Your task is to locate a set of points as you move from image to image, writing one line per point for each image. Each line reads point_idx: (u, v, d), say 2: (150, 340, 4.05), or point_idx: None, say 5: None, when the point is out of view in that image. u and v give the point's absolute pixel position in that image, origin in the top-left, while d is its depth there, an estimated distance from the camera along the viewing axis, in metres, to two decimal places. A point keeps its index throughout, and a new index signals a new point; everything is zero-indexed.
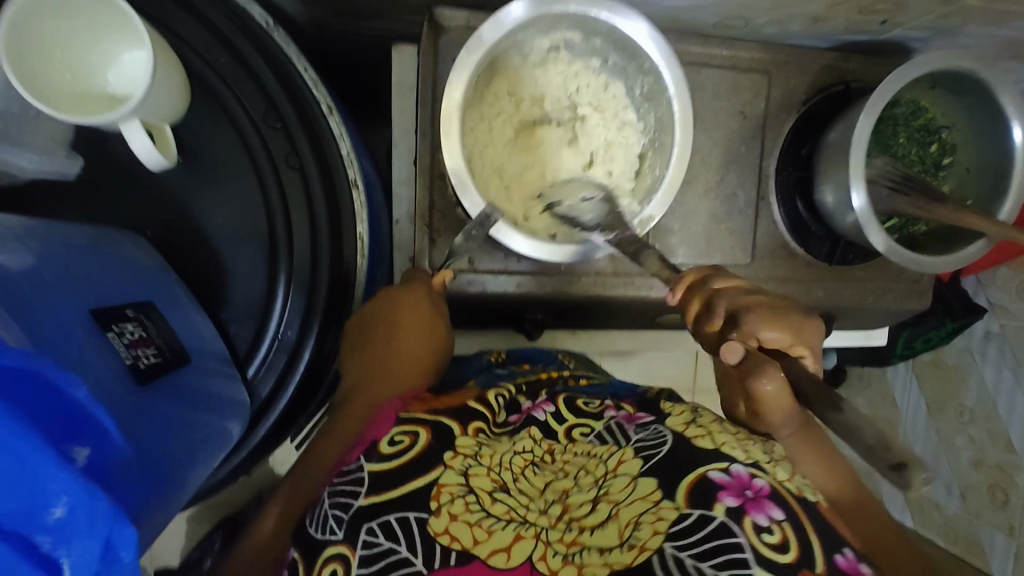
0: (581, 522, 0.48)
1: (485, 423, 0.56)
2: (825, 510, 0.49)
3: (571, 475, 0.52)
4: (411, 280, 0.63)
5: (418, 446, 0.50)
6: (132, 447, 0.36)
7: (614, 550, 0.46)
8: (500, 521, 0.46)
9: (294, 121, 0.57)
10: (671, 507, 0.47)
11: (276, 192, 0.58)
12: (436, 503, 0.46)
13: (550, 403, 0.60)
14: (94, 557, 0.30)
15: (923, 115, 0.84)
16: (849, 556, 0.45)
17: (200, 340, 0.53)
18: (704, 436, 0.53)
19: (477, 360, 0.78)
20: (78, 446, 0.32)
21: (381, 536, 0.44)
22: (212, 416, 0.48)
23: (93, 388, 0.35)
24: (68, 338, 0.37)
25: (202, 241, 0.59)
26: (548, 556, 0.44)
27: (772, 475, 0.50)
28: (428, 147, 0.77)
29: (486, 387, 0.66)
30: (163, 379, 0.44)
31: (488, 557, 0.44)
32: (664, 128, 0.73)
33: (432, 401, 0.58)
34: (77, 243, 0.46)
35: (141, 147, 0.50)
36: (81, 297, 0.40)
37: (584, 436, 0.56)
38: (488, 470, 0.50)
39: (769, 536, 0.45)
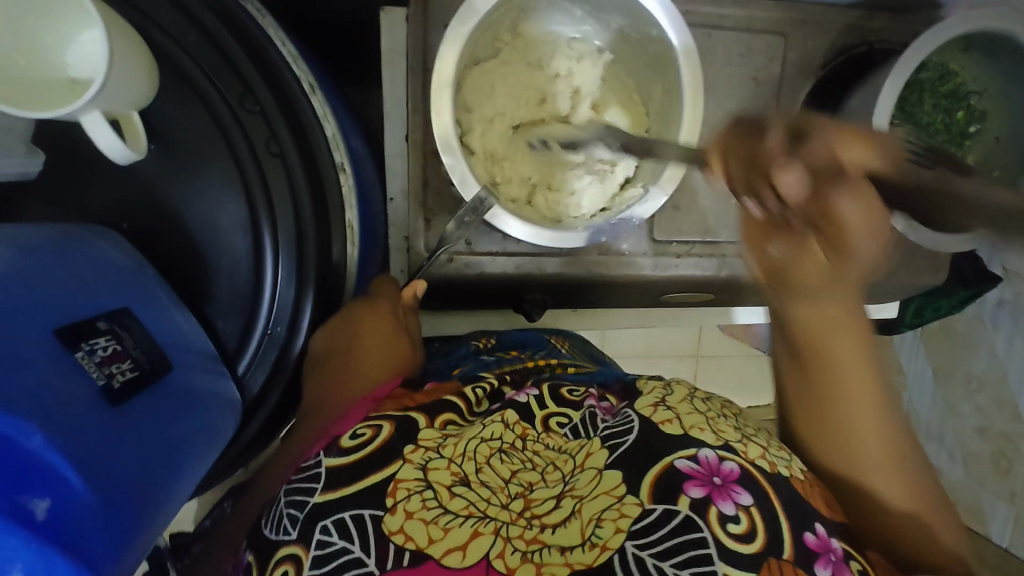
0: (542, 520, 0.46)
1: (453, 418, 0.55)
2: (799, 484, 0.50)
3: (539, 467, 0.51)
4: (375, 297, 0.62)
5: (380, 439, 0.50)
6: (105, 480, 0.35)
7: (575, 548, 0.44)
8: (457, 518, 0.45)
9: (269, 104, 0.53)
10: (633, 503, 0.47)
11: (256, 181, 0.55)
12: (393, 500, 0.46)
13: (535, 389, 0.58)
14: None
15: (952, 79, 0.77)
16: (819, 532, 0.47)
17: (183, 338, 0.51)
18: (672, 419, 0.52)
19: (464, 347, 0.77)
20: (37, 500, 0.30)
21: (335, 534, 0.45)
22: (199, 419, 0.47)
23: (56, 429, 0.33)
24: (34, 364, 0.35)
25: (182, 234, 0.56)
26: (505, 553, 0.43)
27: (743, 455, 0.50)
28: (421, 121, 0.73)
29: (466, 377, 0.64)
30: (142, 394, 0.42)
31: (442, 556, 0.43)
32: (672, 100, 0.69)
33: (406, 397, 0.56)
34: (44, 248, 0.43)
35: (105, 141, 0.46)
36: (47, 317, 0.38)
37: (561, 426, 0.55)
38: (449, 463, 0.48)
39: (735, 527, 0.45)
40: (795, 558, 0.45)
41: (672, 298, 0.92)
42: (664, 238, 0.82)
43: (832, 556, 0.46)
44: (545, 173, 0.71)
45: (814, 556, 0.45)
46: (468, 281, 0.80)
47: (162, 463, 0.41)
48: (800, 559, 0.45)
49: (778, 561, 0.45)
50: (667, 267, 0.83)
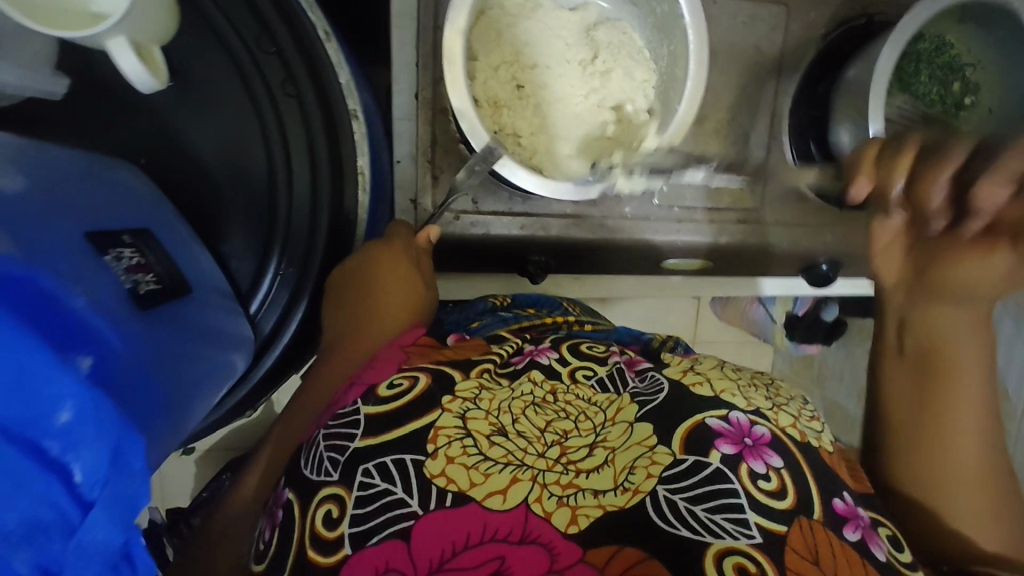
0: (577, 466, 0.47)
1: (490, 366, 0.55)
2: (830, 456, 0.50)
3: (572, 415, 0.51)
4: (391, 239, 0.62)
5: (417, 389, 0.50)
6: (131, 357, 0.40)
7: (608, 492, 0.46)
8: (497, 464, 0.46)
9: (289, 47, 0.54)
10: (665, 452, 0.48)
11: (273, 121, 0.56)
12: (434, 445, 0.47)
13: (554, 350, 0.58)
14: (101, 460, 0.34)
15: (948, 51, 0.79)
16: (848, 501, 0.47)
17: (200, 272, 0.52)
18: (702, 382, 0.53)
19: (481, 302, 0.78)
20: (81, 355, 0.35)
21: (377, 477, 0.46)
22: (211, 345, 0.50)
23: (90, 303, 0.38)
24: (67, 259, 0.39)
25: (199, 173, 0.58)
26: (542, 498, 0.44)
27: (774, 422, 0.50)
28: (431, 79, 0.74)
29: (488, 336, 0.64)
30: (162, 307, 0.46)
31: (484, 499, 0.44)
32: (676, 62, 0.71)
33: (433, 351, 0.56)
34: (70, 171, 0.45)
35: (130, 67, 0.47)
36: (78, 223, 0.42)
37: (587, 378, 0.55)
38: (486, 414, 0.49)
39: (767, 484, 0.46)
40: (826, 521, 0.45)
41: (672, 266, 0.93)
42: (666, 203, 0.84)
43: (862, 523, 0.46)
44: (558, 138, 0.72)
45: (843, 521, 0.46)
46: (474, 241, 0.81)
47: (174, 370, 0.46)
48: (832, 523, 0.45)
49: (810, 522, 0.45)
50: (671, 232, 0.85)
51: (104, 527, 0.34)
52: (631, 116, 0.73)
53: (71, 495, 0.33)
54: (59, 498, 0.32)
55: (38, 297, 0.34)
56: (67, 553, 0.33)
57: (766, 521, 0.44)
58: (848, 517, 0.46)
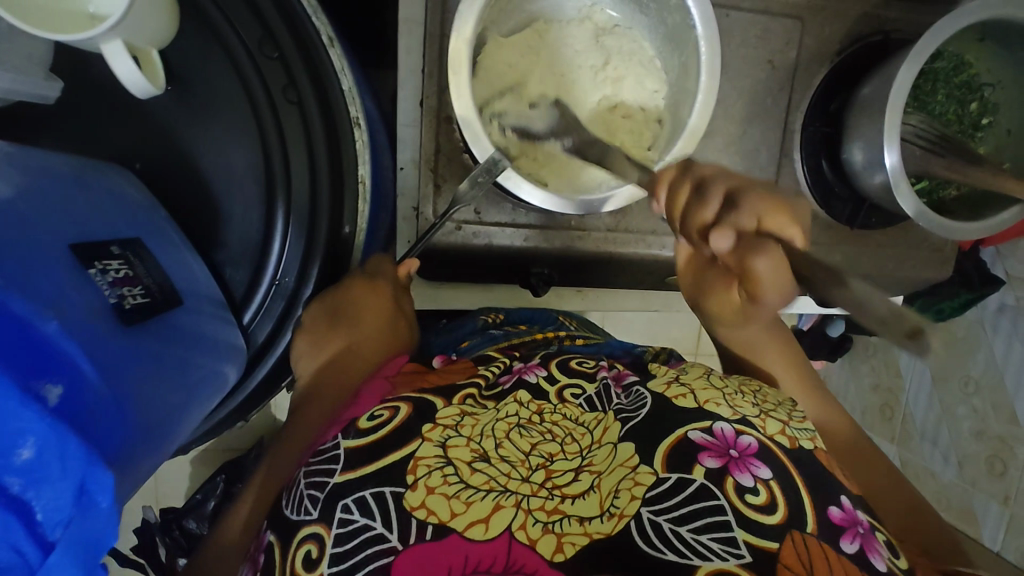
0: (561, 491, 0.46)
1: (474, 391, 0.53)
2: (821, 454, 0.50)
3: (558, 438, 0.49)
4: (375, 273, 0.60)
5: (399, 419, 0.49)
6: (104, 384, 0.37)
7: (594, 519, 0.44)
8: (480, 492, 0.44)
9: (291, 52, 0.53)
10: (649, 472, 0.46)
11: (273, 127, 0.55)
12: (413, 476, 0.45)
13: (543, 367, 0.56)
14: (65, 502, 0.33)
15: (966, 71, 0.78)
16: (844, 507, 0.46)
17: (193, 280, 0.51)
18: (686, 394, 0.52)
19: (471, 322, 0.74)
20: (48, 384, 0.33)
21: (356, 512, 0.44)
22: (205, 359, 0.49)
23: (66, 325, 0.36)
24: (46, 274, 0.37)
25: (195, 178, 0.56)
26: (527, 525, 0.43)
27: (762, 430, 0.49)
28: (436, 86, 0.72)
29: (479, 357, 0.61)
30: (149, 321, 0.44)
31: (465, 530, 0.42)
32: (689, 75, 0.69)
33: (420, 379, 0.55)
34: (63, 175, 0.44)
35: (126, 71, 0.46)
36: (64, 234, 0.41)
37: (576, 397, 0.53)
38: (468, 440, 0.47)
39: (754, 497, 0.45)
40: (818, 533, 0.44)
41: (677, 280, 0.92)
42: None
43: (859, 529, 0.45)
44: None
45: (839, 530, 0.44)
46: (475, 251, 0.79)
47: (166, 384, 0.44)
48: (823, 534, 0.44)
49: (801, 535, 0.44)
50: None
51: (65, 567, 0.34)
52: (638, 133, 0.72)
53: (31, 535, 0.33)
54: (18, 538, 0.33)
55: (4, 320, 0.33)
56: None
57: (752, 536, 0.43)
58: (843, 525, 0.44)
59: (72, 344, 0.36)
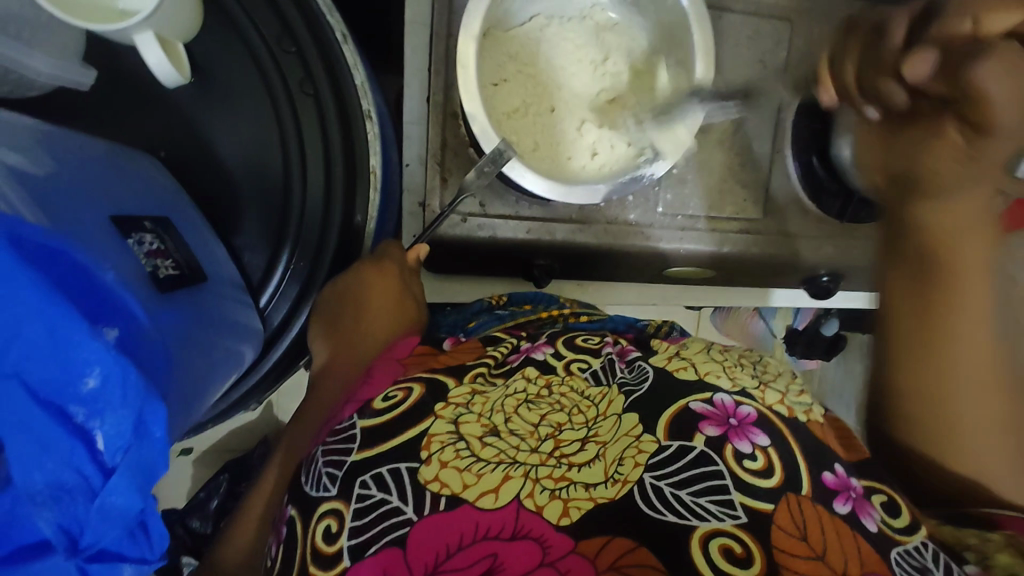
0: (570, 459, 0.48)
1: (484, 370, 0.55)
2: (816, 427, 0.52)
3: (565, 409, 0.52)
4: (383, 257, 0.60)
5: (411, 400, 0.51)
6: (154, 330, 0.41)
7: (599, 485, 0.46)
8: (490, 464, 0.47)
9: (308, 46, 0.56)
10: (650, 440, 0.48)
11: (290, 118, 0.57)
12: (427, 453, 0.48)
13: (549, 345, 0.58)
14: (127, 428, 0.36)
15: None
16: (837, 472, 0.48)
17: (217, 266, 0.54)
18: (686, 367, 0.55)
19: (477, 302, 0.76)
20: (107, 325, 0.37)
21: (373, 488, 0.46)
22: (225, 338, 0.51)
23: (117, 278, 0.40)
24: (92, 235, 0.40)
25: (215, 166, 0.59)
26: (535, 493, 0.45)
27: (759, 401, 0.52)
28: (443, 84, 0.76)
29: (484, 338, 0.63)
30: (181, 292, 0.47)
31: (477, 500, 0.45)
32: (684, 72, 0.72)
33: (431, 359, 0.57)
34: (95, 159, 0.47)
35: (156, 62, 0.48)
36: (101, 207, 0.43)
37: (581, 371, 0.56)
38: (479, 417, 0.50)
39: (752, 463, 0.47)
40: (814, 495, 0.46)
41: (675, 274, 0.94)
42: (670, 211, 0.86)
43: (851, 493, 0.47)
44: (567, 145, 0.74)
45: (832, 493, 0.46)
46: (479, 244, 0.82)
47: (195, 351, 0.47)
48: (819, 496, 0.46)
49: (796, 497, 0.45)
50: (675, 240, 0.86)
51: (125, 490, 0.37)
52: (632, 130, 0.74)
53: (93, 461, 0.36)
54: (82, 463, 0.36)
55: (67, 266, 0.36)
56: (91, 513, 0.36)
57: (749, 499, 0.45)
58: (836, 489, 0.46)
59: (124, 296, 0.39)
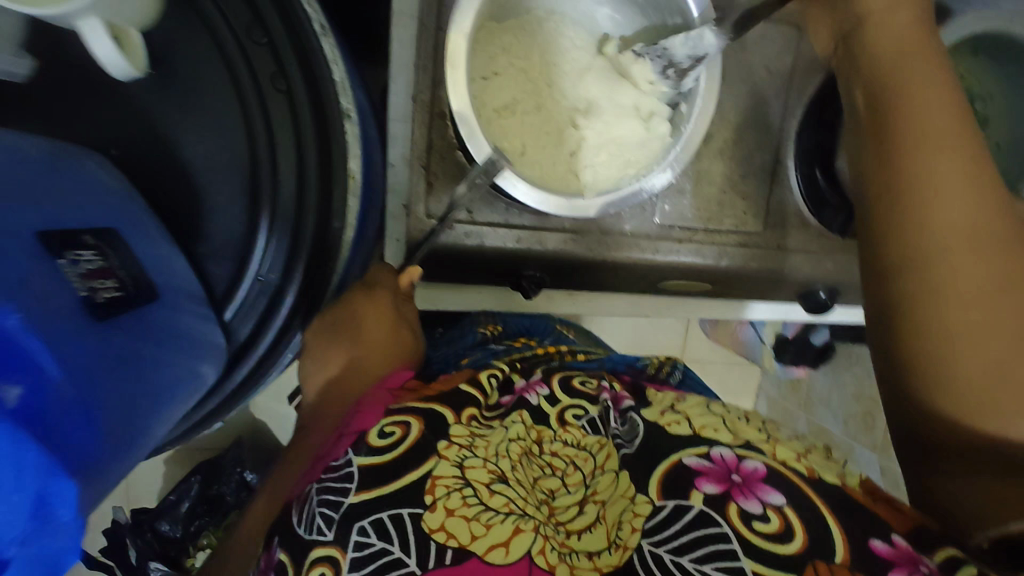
0: (568, 526, 0.44)
1: (476, 411, 0.49)
2: (854, 491, 0.44)
3: (559, 471, 0.47)
4: (375, 284, 0.57)
5: (411, 439, 0.44)
6: (69, 384, 0.36)
7: (602, 552, 0.42)
8: (500, 514, 0.41)
9: (279, 36, 0.50)
10: (644, 502, 0.44)
11: (259, 116, 0.52)
12: (431, 497, 0.42)
13: (544, 385, 0.53)
14: (21, 515, 0.30)
15: (959, 85, 0.78)
16: (896, 542, 0.40)
17: (171, 275, 0.49)
18: (679, 422, 0.49)
19: (471, 335, 0.74)
20: (7, 387, 0.32)
21: (373, 535, 0.40)
22: (172, 365, 0.46)
23: (30, 317, 0.35)
24: (1, 265, 0.35)
25: (177, 169, 0.54)
26: (546, 549, 0.41)
27: (771, 455, 0.46)
28: (430, 81, 0.71)
29: (478, 368, 0.58)
30: (120, 316, 0.43)
31: (486, 554, 0.39)
32: (689, 76, 0.69)
33: (423, 389, 0.51)
34: (33, 159, 0.42)
35: (106, 54, 0.44)
36: (27, 222, 0.39)
37: (577, 419, 0.50)
38: (485, 462, 0.44)
39: (763, 525, 0.42)
40: (850, 564, 0.39)
41: (670, 286, 0.90)
42: (668, 223, 0.81)
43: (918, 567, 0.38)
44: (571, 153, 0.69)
45: (887, 565, 0.39)
46: (465, 251, 0.77)
47: (129, 395, 0.42)
48: (857, 566, 0.39)
49: (826, 567, 0.40)
50: (670, 253, 0.82)
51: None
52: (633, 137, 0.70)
53: None
54: None
55: None
56: None
57: (763, 569, 0.40)
58: (894, 562, 0.38)
59: (30, 339, 0.34)
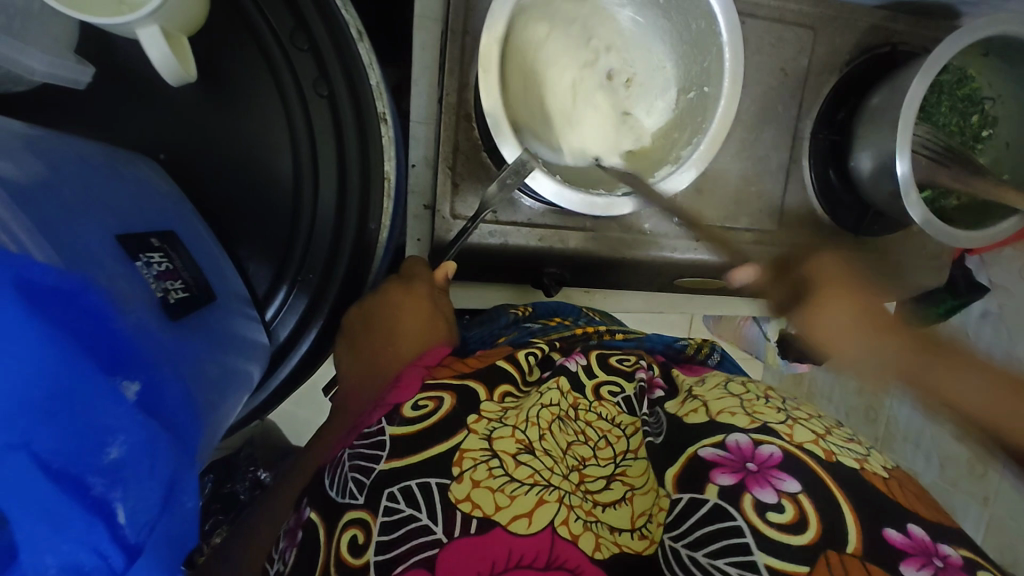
0: (596, 496, 0.45)
1: (510, 389, 0.52)
2: (874, 477, 0.44)
3: (591, 441, 0.49)
4: (411, 279, 0.59)
5: (444, 408, 0.47)
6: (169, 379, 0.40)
7: (625, 532, 0.44)
8: (524, 485, 0.43)
9: (323, 41, 0.51)
10: (666, 496, 0.45)
11: (301, 120, 0.54)
12: (459, 469, 0.44)
13: (583, 355, 0.55)
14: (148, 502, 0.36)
15: (969, 84, 0.81)
16: (912, 532, 0.40)
17: (225, 279, 0.52)
18: (697, 409, 0.49)
19: (504, 315, 0.73)
20: (128, 382, 0.36)
21: (402, 501, 0.43)
22: (237, 359, 0.50)
23: (133, 321, 0.38)
24: (102, 271, 0.38)
25: (220, 173, 0.55)
26: (569, 520, 0.42)
27: (788, 438, 0.45)
28: (457, 84, 0.71)
29: (517, 344, 0.62)
30: (193, 313, 0.46)
31: (509, 523, 0.42)
32: (709, 78, 0.70)
33: (458, 363, 0.54)
34: (95, 164, 0.44)
35: (160, 57, 0.44)
36: (105, 224, 0.41)
37: (613, 395, 0.53)
38: (513, 431, 0.46)
39: (779, 516, 0.41)
40: (866, 553, 0.39)
41: (684, 284, 0.92)
42: (684, 221, 0.83)
43: (935, 561, 0.38)
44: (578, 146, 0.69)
45: (902, 555, 0.39)
46: (489, 250, 0.79)
47: (210, 389, 0.45)
48: (874, 557, 0.39)
49: (841, 557, 0.39)
50: (686, 250, 0.84)
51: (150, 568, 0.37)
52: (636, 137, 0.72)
53: (116, 540, 0.35)
54: (101, 543, 0.34)
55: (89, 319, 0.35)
56: None
57: (774, 559, 0.39)
58: (909, 549, 0.39)
59: (137, 345, 0.38)
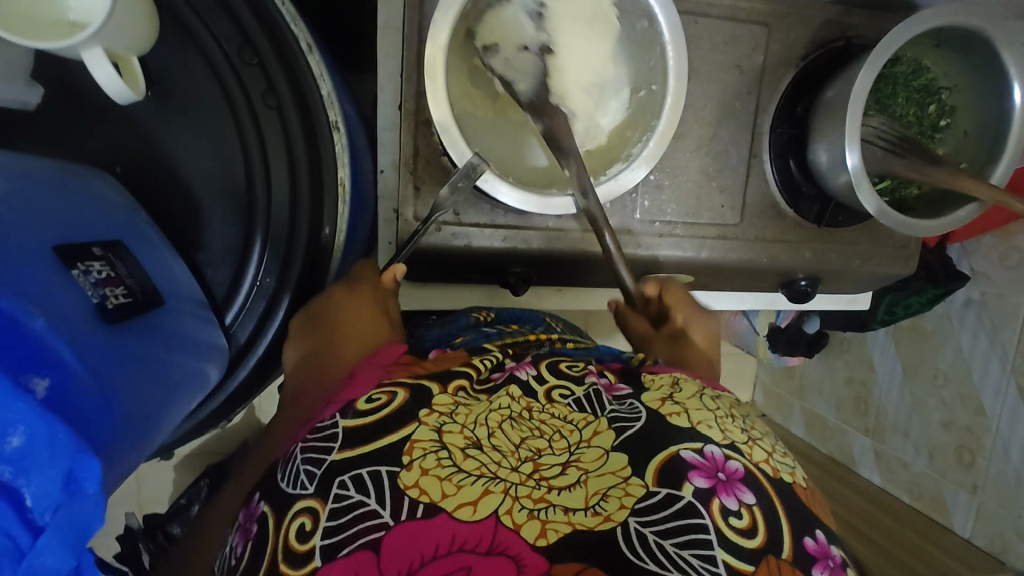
0: (550, 482, 0.46)
1: (465, 384, 0.53)
2: (802, 492, 0.49)
3: (547, 434, 0.49)
4: (357, 279, 0.62)
5: (395, 404, 0.49)
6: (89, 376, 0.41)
7: (579, 512, 0.44)
8: (470, 476, 0.45)
9: (268, 55, 0.54)
10: (638, 484, 0.45)
11: (251, 131, 0.56)
12: (408, 457, 0.45)
13: (533, 366, 0.56)
14: (54, 488, 0.35)
15: (925, 74, 0.81)
16: (819, 539, 0.46)
17: (173, 282, 0.54)
18: (681, 413, 0.51)
19: (464, 318, 0.76)
20: (36, 377, 0.37)
21: (352, 488, 0.44)
22: (180, 357, 0.51)
23: (54, 324, 0.40)
24: (33, 275, 0.40)
25: (177, 185, 0.58)
26: (513, 509, 0.43)
27: (748, 456, 0.49)
28: (414, 91, 0.74)
29: (472, 348, 0.63)
30: (132, 317, 0.47)
31: (455, 510, 0.43)
32: (656, 77, 0.72)
33: (415, 365, 0.55)
34: (45, 181, 0.47)
35: (106, 78, 0.47)
36: (44, 235, 0.43)
37: (564, 398, 0.52)
38: (462, 428, 0.48)
39: (738, 521, 0.44)
40: (795, 560, 0.44)
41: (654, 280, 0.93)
42: (648, 218, 0.85)
43: (829, 563, 0.44)
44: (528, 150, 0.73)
45: (814, 560, 0.44)
46: (454, 252, 0.81)
47: (144, 388, 0.46)
48: (799, 561, 0.44)
49: (777, 561, 0.43)
50: (652, 246, 0.85)
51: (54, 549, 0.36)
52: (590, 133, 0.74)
53: (22, 523, 0.35)
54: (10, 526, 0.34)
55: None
56: None
57: (734, 559, 0.42)
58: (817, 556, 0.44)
59: (54, 344, 0.39)
